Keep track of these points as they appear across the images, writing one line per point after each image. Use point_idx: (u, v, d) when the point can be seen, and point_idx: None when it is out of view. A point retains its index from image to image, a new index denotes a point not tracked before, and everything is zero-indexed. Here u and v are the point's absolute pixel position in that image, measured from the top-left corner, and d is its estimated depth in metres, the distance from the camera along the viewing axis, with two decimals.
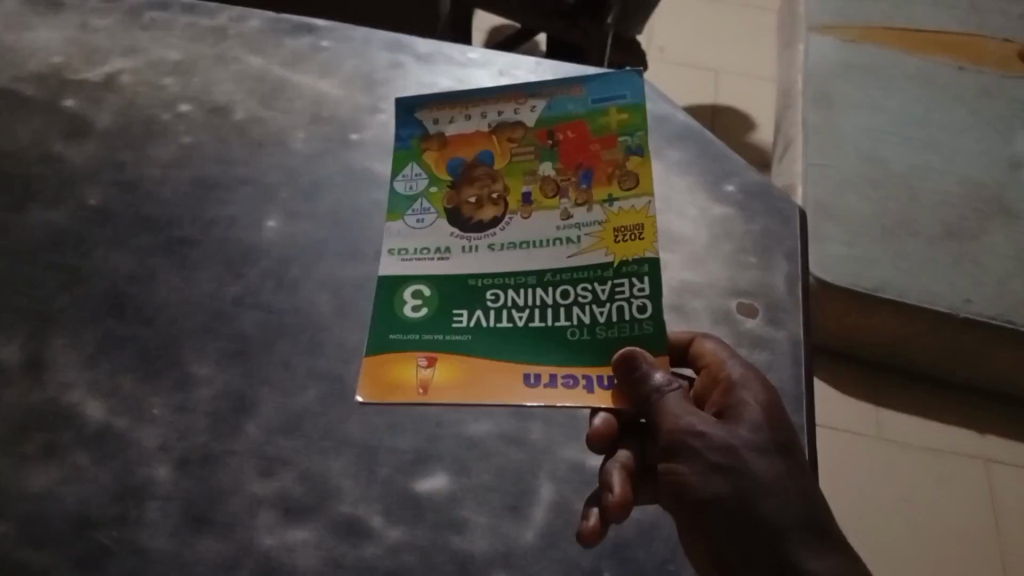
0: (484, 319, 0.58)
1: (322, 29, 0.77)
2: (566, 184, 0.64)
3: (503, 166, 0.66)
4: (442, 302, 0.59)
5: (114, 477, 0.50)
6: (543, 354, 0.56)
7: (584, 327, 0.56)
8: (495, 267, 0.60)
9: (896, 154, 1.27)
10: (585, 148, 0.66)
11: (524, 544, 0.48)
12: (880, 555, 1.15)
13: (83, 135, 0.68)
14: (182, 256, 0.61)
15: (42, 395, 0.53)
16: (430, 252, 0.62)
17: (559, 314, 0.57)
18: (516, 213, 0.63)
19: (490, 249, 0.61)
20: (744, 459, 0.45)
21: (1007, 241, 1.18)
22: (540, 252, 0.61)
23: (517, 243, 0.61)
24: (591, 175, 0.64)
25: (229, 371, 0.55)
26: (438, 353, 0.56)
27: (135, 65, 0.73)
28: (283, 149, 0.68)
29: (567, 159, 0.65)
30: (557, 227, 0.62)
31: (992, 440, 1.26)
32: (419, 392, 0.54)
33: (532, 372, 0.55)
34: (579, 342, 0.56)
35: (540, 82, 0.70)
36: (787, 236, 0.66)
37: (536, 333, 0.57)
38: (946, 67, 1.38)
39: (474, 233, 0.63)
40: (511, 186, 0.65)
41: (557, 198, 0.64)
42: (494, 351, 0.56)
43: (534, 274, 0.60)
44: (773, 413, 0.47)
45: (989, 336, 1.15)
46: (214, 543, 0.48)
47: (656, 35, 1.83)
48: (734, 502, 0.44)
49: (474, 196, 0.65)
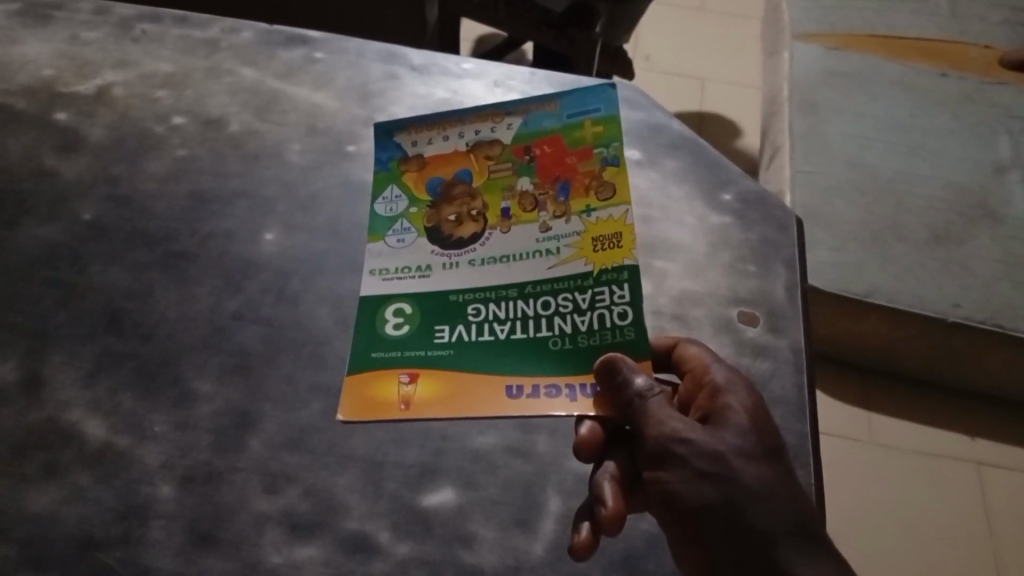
0: (465, 334, 0.58)
1: (316, 40, 0.77)
2: (544, 197, 0.65)
3: (482, 184, 0.67)
4: (429, 320, 0.59)
5: (116, 496, 0.49)
6: (531, 361, 0.56)
7: (567, 337, 0.57)
8: (477, 281, 0.61)
9: (882, 159, 1.28)
10: (560, 165, 0.67)
11: (533, 557, 0.48)
12: (874, 561, 1.15)
13: (76, 150, 0.67)
14: (180, 270, 0.60)
15: (41, 413, 0.52)
16: (411, 271, 0.62)
17: (542, 328, 0.58)
18: (493, 227, 0.64)
19: (469, 263, 0.62)
20: (731, 465, 0.44)
21: (993, 245, 1.19)
22: (520, 263, 0.61)
23: (497, 257, 0.62)
24: (568, 190, 0.65)
25: (231, 387, 0.54)
26: (423, 366, 0.56)
27: (127, 78, 0.72)
28: (278, 161, 0.68)
29: (544, 173, 0.67)
30: (537, 239, 0.63)
31: (982, 443, 1.27)
32: (402, 407, 0.54)
33: (516, 384, 0.55)
34: (562, 352, 0.56)
35: (517, 100, 0.72)
36: (784, 244, 0.66)
37: (520, 345, 0.57)
38: (929, 74, 1.40)
39: (453, 247, 0.63)
40: (490, 202, 0.66)
41: (533, 211, 0.65)
42: (482, 364, 0.56)
43: (510, 288, 0.60)
44: (759, 418, 0.47)
45: (978, 339, 1.16)
46: (220, 562, 0.47)
47: (643, 43, 1.85)
48: (722, 508, 0.43)
49: (454, 213, 0.65)
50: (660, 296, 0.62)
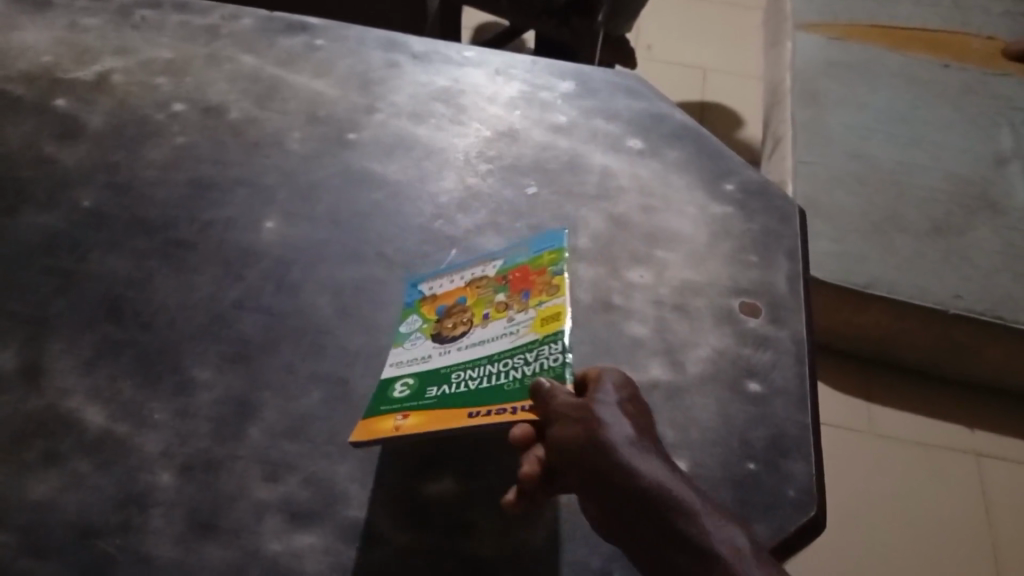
0: (450, 387, 0.49)
1: (316, 28, 0.78)
2: (515, 300, 0.54)
3: (474, 299, 0.56)
4: (426, 380, 0.50)
5: (116, 484, 0.49)
6: (495, 395, 0.47)
7: (526, 377, 0.48)
8: (457, 357, 0.52)
9: (883, 150, 1.28)
10: (533, 274, 0.56)
11: (534, 546, 0.48)
12: (876, 552, 1.15)
13: (76, 137, 0.67)
14: (180, 259, 0.60)
15: (40, 401, 0.52)
16: (417, 359, 0.53)
17: (508, 376, 0.48)
18: (475, 325, 0.54)
19: (458, 350, 0.52)
20: (597, 413, 0.44)
21: (993, 237, 1.19)
22: (496, 342, 0.51)
23: (474, 343, 0.52)
24: (536, 291, 0.54)
25: (231, 375, 0.54)
26: (417, 405, 0.48)
27: (127, 65, 0.72)
28: (279, 149, 0.68)
29: (522, 283, 0.55)
30: (505, 326, 0.52)
31: (980, 434, 1.28)
32: (394, 430, 0.47)
33: (478, 408, 0.46)
34: (517, 387, 0.47)
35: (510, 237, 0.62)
36: (786, 234, 0.68)
37: (495, 386, 0.48)
38: (932, 64, 1.40)
39: (451, 342, 0.53)
40: (475, 311, 0.55)
41: (506, 310, 0.54)
42: (464, 399, 0.48)
43: (484, 357, 0.51)
44: (626, 391, 0.48)
45: (977, 330, 1.15)
46: (220, 549, 0.47)
47: (644, 33, 1.84)
48: (592, 447, 0.43)
49: (450, 323, 0.55)
50: (662, 286, 0.63)
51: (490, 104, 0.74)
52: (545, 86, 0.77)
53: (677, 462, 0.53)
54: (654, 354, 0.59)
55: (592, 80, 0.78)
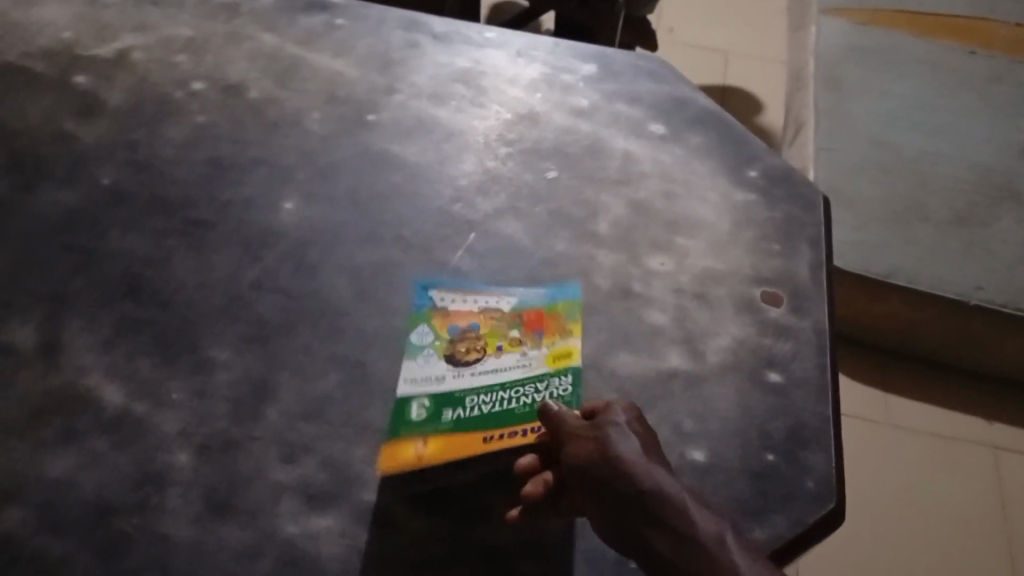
0: (466, 412, 0.49)
1: (336, 7, 0.77)
2: (529, 340, 0.54)
3: (487, 328, 0.55)
4: (443, 400, 0.50)
5: (134, 463, 0.49)
6: (506, 417, 0.50)
7: (534, 404, 0.50)
8: (475, 377, 0.51)
9: (907, 139, 1.26)
10: (547, 318, 0.56)
11: (551, 534, 0.48)
12: (890, 544, 1.14)
13: (96, 114, 0.66)
14: (198, 238, 0.60)
15: (59, 378, 0.52)
16: (433, 377, 0.51)
17: (520, 402, 0.50)
18: (489, 354, 0.53)
19: (471, 374, 0.52)
20: (603, 428, 0.44)
21: (1017, 228, 1.17)
22: (508, 370, 0.52)
23: (491, 367, 0.52)
24: (550, 331, 0.55)
25: (249, 356, 0.54)
26: (438, 429, 0.49)
27: (147, 42, 0.72)
28: (298, 129, 0.67)
29: (534, 326, 0.55)
30: (519, 358, 0.53)
31: (998, 426, 1.27)
32: (417, 459, 0.48)
33: (492, 431, 0.49)
34: (526, 412, 0.50)
35: (507, 249, 0.62)
36: (809, 223, 0.67)
37: (507, 410, 0.50)
38: (958, 52, 1.38)
39: (464, 365, 0.52)
40: (489, 338, 0.54)
41: (521, 345, 0.54)
42: (481, 422, 0.49)
43: (497, 384, 0.51)
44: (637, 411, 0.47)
45: (998, 322, 1.14)
46: (237, 530, 0.47)
47: (666, 15, 1.82)
48: (597, 458, 0.43)
49: (464, 344, 0.54)
50: (682, 274, 0.62)
51: (511, 86, 0.73)
52: (566, 68, 0.76)
53: (696, 451, 0.53)
54: (673, 343, 0.58)
55: (614, 63, 0.77)
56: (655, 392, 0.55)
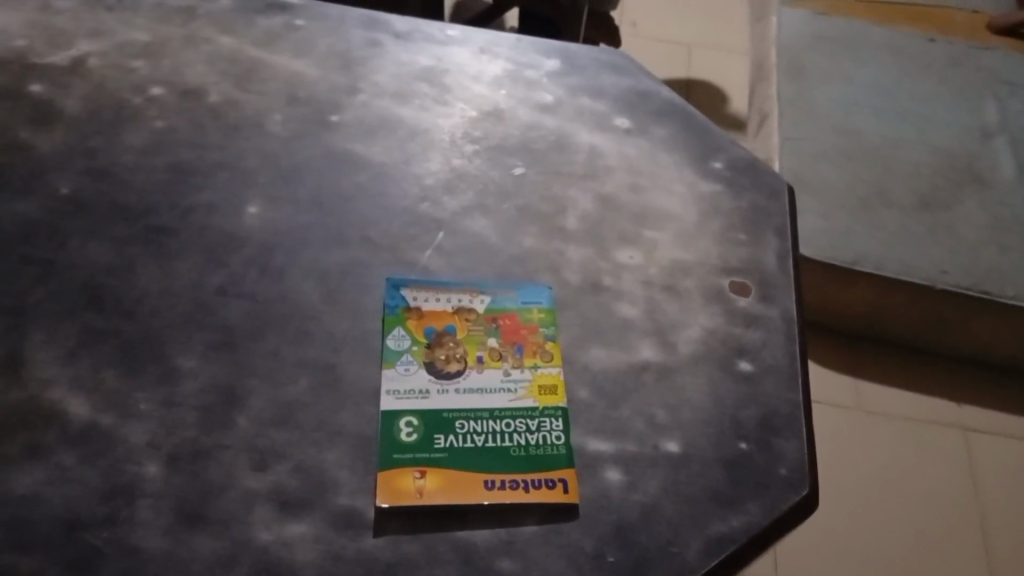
0: (457, 439, 0.51)
1: (295, 8, 0.76)
2: (506, 353, 0.56)
3: (465, 337, 0.57)
4: (433, 426, 0.52)
5: (102, 476, 0.48)
6: (502, 460, 0.51)
7: (529, 446, 0.52)
8: (461, 403, 0.53)
9: (869, 125, 1.28)
10: (524, 328, 0.58)
11: (525, 532, 0.48)
12: (867, 530, 1.15)
13: (50, 122, 0.65)
14: (160, 245, 0.59)
15: (22, 393, 0.51)
16: (416, 393, 0.53)
17: (513, 440, 0.52)
18: (470, 367, 0.55)
19: (455, 391, 0.54)
20: None
21: (979, 210, 1.19)
22: (494, 395, 0.54)
23: (474, 389, 0.54)
24: (530, 348, 0.57)
25: (217, 363, 0.53)
26: (431, 461, 0.50)
27: (102, 48, 0.70)
28: (259, 132, 0.67)
29: (511, 336, 0.57)
30: (500, 379, 0.55)
31: (967, 408, 1.29)
32: (417, 492, 0.49)
33: (492, 477, 0.50)
34: (522, 456, 0.51)
35: (477, 250, 0.62)
36: (775, 211, 0.68)
37: (502, 449, 0.51)
38: (917, 38, 1.42)
39: (447, 380, 0.54)
40: (468, 350, 0.56)
41: (499, 361, 0.56)
42: (475, 460, 0.51)
43: (484, 410, 0.53)
44: None
45: (964, 304, 1.16)
46: (210, 541, 0.46)
47: (628, 11, 1.82)
48: None
49: (444, 354, 0.56)
50: (650, 266, 0.62)
51: (474, 83, 0.73)
52: (530, 64, 0.76)
53: (670, 443, 0.53)
54: (644, 335, 0.58)
55: (578, 58, 0.77)
56: (627, 385, 0.55)
